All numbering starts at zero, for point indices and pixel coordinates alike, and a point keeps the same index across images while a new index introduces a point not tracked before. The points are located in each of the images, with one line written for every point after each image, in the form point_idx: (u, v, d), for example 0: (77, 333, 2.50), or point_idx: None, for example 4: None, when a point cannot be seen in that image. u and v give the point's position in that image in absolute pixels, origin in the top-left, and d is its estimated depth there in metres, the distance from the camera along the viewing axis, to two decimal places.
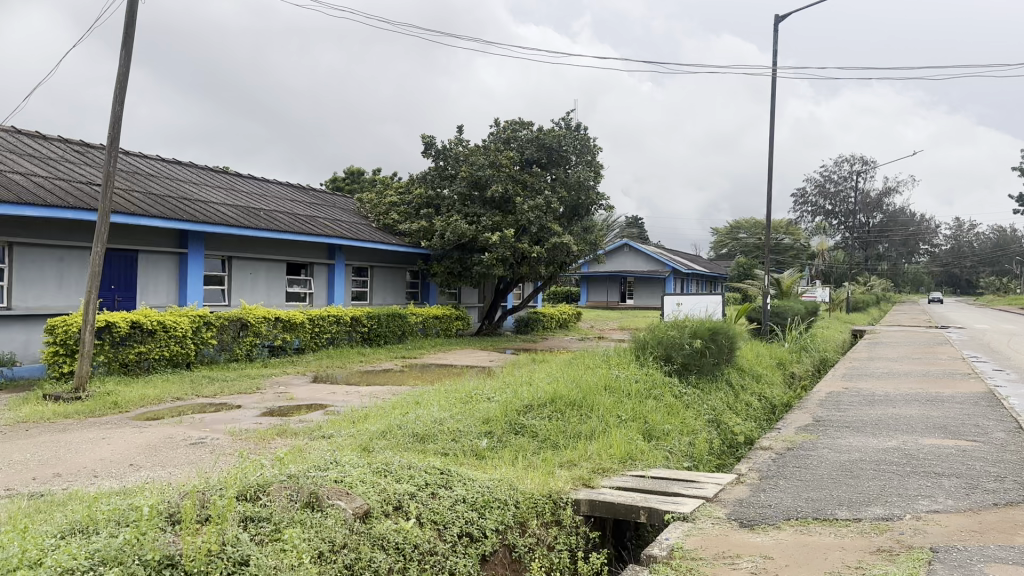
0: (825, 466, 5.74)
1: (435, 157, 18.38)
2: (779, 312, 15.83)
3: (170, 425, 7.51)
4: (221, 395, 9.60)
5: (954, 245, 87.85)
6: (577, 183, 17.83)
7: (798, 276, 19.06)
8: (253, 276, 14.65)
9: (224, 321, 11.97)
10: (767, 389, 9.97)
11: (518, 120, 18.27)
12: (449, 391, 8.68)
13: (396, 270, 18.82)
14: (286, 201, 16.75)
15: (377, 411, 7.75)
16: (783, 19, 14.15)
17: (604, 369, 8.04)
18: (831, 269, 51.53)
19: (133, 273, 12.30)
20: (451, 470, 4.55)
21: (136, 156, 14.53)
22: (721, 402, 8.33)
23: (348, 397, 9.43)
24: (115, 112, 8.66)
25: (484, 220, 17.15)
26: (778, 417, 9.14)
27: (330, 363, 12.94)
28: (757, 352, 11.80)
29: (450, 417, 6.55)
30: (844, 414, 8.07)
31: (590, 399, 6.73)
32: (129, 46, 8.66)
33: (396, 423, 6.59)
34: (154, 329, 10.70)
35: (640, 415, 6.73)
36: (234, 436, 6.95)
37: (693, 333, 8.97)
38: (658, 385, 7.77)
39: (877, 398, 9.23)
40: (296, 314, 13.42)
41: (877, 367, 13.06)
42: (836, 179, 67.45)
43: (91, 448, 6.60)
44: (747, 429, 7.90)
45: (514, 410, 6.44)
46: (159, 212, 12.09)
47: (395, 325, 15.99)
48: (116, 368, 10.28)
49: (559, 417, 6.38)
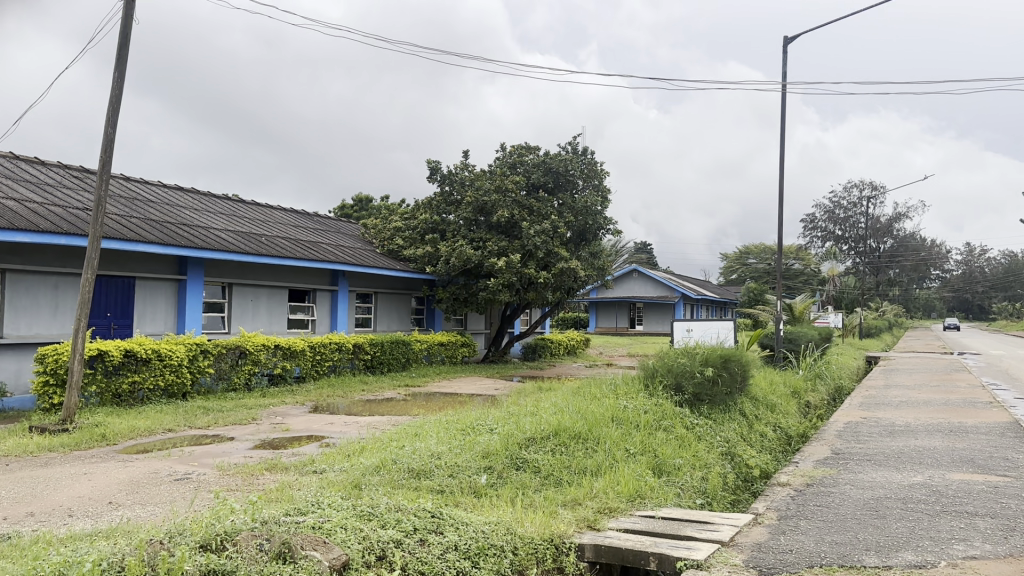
0: (849, 504, 5.35)
1: (441, 182, 18.17)
2: (792, 338, 15.45)
3: (156, 459, 7.19)
4: (215, 427, 9.27)
5: (965, 270, 87.14)
6: (584, 208, 17.58)
7: (811, 302, 18.72)
8: (255, 302, 14.38)
9: (222, 349, 11.69)
10: (782, 419, 9.58)
11: (524, 145, 18.10)
12: (450, 421, 8.34)
13: (400, 296, 18.53)
14: (289, 226, 16.52)
15: (373, 444, 7.41)
16: (792, 40, 13.90)
17: (612, 399, 7.68)
18: (842, 294, 51.02)
19: (130, 301, 12.03)
20: (444, 512, 4.19)
21: (136, 182, 14.36)
22: (735, 433, 7.95)
23: (346, 429, 9.09)
24: (107, 134, 8.44)
25: (489, 245, 16.88)
26: (794, 449, 8.75)
27: (331, 393, 12.60)
28: (770, 380, 11.42)
29: (448, 450, 6.21)
30: (864, 447, 7.67)
31: (597, 431, 6.36)
32: (122, 67, 8.46)
33: (391, 458, 6.25)
34: (148, 358, 10.41)
35: (650, 448, 6.36)
36: (221, 472, 6.64)
37: (704, 360, 8.61)
38: (668, 416, 7.41)
39: (898, 429, 8.82)
40: (296, 341, 13.13)
41: (895, 396, 12.63)
42: (846, 204, 67.10)
43: (70, 484, 6.29)
44: (763, 462, 7.51)
45: (515, 443, 6.09)
46: (156, 238, 11.85)
47: (398, 353, 15.66)
48: (109, 399, 9.98)
49: (564, 451, 6.02)
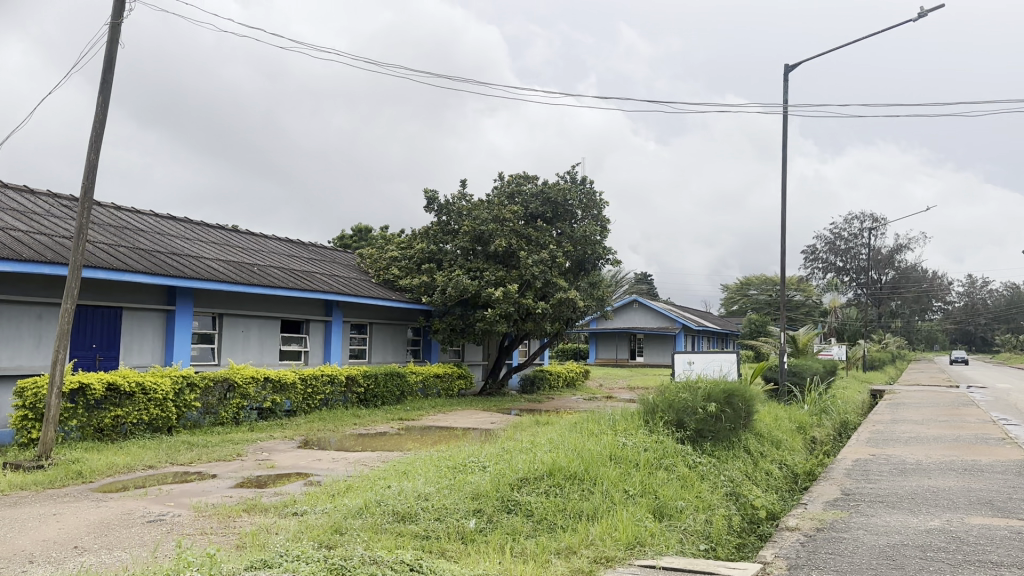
0: (863, 552, 5.00)
1: (438, 212, 17.95)
2: (797, 371, 15.07)
3: (131, 499, 6.82)
4: (198, 463, 8.91)
5: (967, 302, 86.79)
6: (583, 238, 17.35)
7: (814, 334, 18.41)
8: (246, 332, 14.06)
9: (209, 382, 11.36)
10: (788, 457, 9.21)
11: (523, 174, 17.91)
12: (442, 458, 7.99)
13: (396, 327, 18.21)
14: (283, 256, 16.25)
15: (359, 483, 7.05)
16: (792, 68, 13.73)
17: (610, 435, 7.33)
18: (845, 326, 50.63)
19: (117, 331, 11.72)
20: (425, 566, 3.85)
21: (127, 211, 14.11)
22: (739, 472, 7.59)
23: (333, 465, 8.73)
24: (90, 160, 8.19)
25: (487, 275, 16.62)
26: (801, 487, 8.39)
27: (322, 427, 12.22)
28: (775, 415, 11.06)
29: (436, 491, 5.86)
30: (875, 487, 7.31)
31: (594, 471, 6.01)
32: (107, 92, 8.23)
33: (376, 499, 5.90)
34: (132, 391, 10.08)
35: (650, 489, 6.00)
36: (197, 513, 6.28)
37: (707, 395, 8.28)
38: (669, 454, 7.05)
39: (909, 467, 8.45)
40: (287, 374, 12.79)
41: (903, 431, 12.25)
42: (847, 235, 67.01)
43: (36, 526, 5.92)
44: (769, 503, 7.15)
45: (506, 484, 5.74)
46: (145, 267, 11.56)
47: (393, 385, 15.30)
48: (90, 433, 9.62)
49: (558, 493, 5.67)
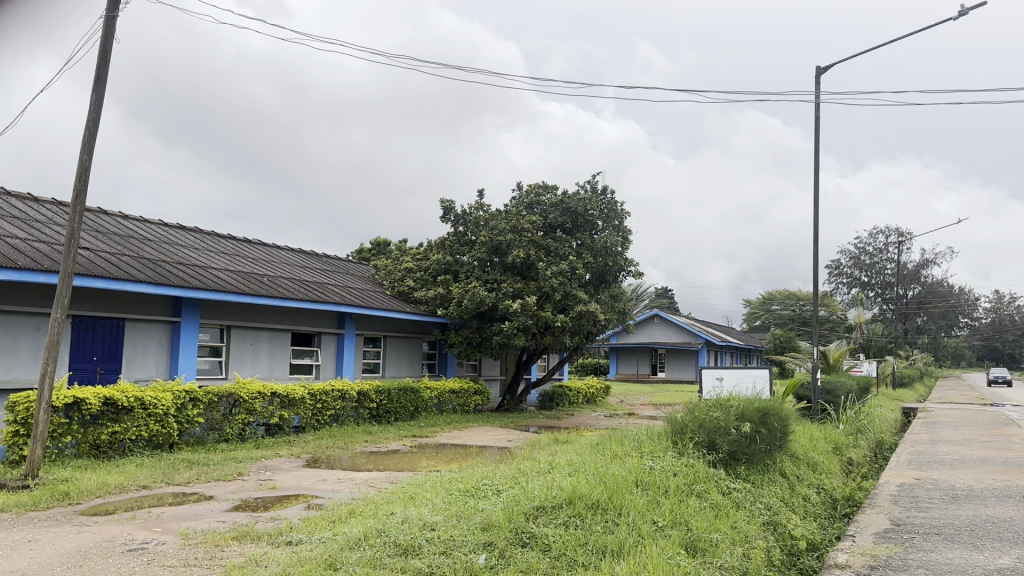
0: None
1: (454, 222, 17.46)
2: (830, 389, 14.38)
3: (116, 524, 6.31)
4: (196, 483, 8.40)
5: (995, 317, 85.09)
6: (604, 249, 16.77)
7: (845, 349, 17.70)
8: (254, 346, 13.60)
9: (213, 397, 10.88)
10: (826, 481, 8.56)
11: (541, 184, 17.39)
12: (454, 480, 7.41)
13: (411, 341, 17.70)
14: (294, 267, 15.78)
15: (364, 507, 6.49)
16: (824, 70, 13.12)
17: (635, 458, 6.74)
18: (871, 342, 49.52)
19: (120, 344, 11.30)
20: None
21: (135, 220, 13.72)
22: (776, 499, 6.96)
23: (339, 487, 8.18)
24: (83, 162, 7.75)
25: (504, 287, 16.09)
26: (842, 514, 7.74)
27: (331, 444, 11.70)
28: (809, 435, 10.40)
29: (444, 521, 5.29)
30: (927, 517, 6.66)
31: (619, 499, 5.41)
32: (101, 90, 7.79)
33: (377, 527, 5.34)
34: (131, 406, 9.61)
35: (682, 520, 5.40)
36: (183, 541, 5.74)
37: (740, 414, 7.64)
38: (701, 479, 6.44)
39: (962, 494, 7.77)
40: (295, 389, 12.29)
41: (945, 453, 11.54)
42: (871, 250, 65.90)
43: (7, 555, 5.40)
44: (810, 533, 6.52)
45: (521, 514, 5.15)
46: (148, 277, 11.12)
47: (406, 401, 14.76)
48: (86, 450, 9.16)
49: (579, 525, 5.07)
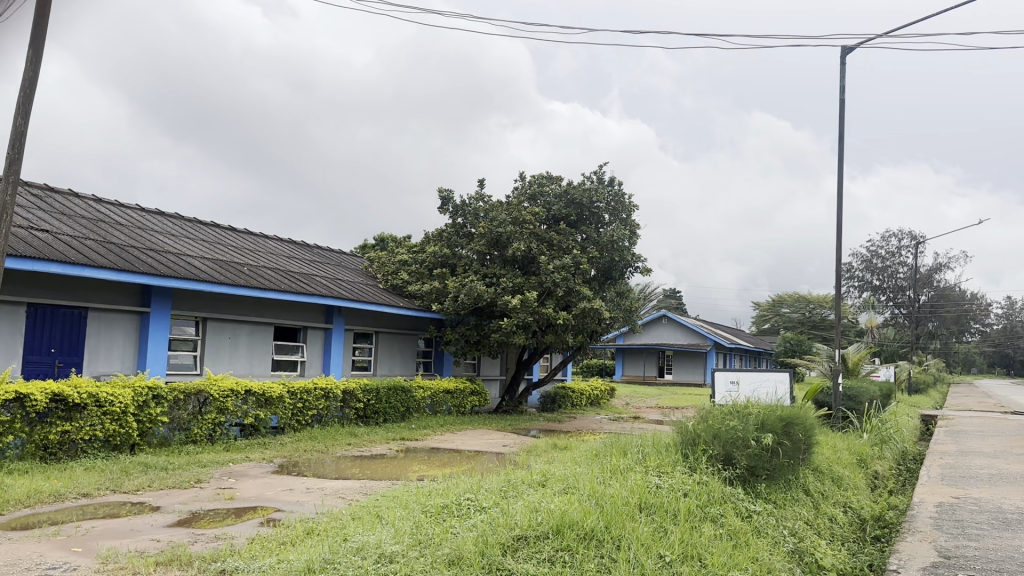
0: None
1: (452, 214, 16.55)
2: (853, 394, 13.41)
3: (32, 542, 5.42)
4: (146, 491, 7.49)
5: (1006, 322, 83.41)
6: (609, 243, 15.82)
7: (866, 352, 16.67)
8: (234, 339, 12.72)
9: (180, 395, 10.00)
10: (854, 499, 7.59)
11: (545, 174, 16.43)
12: (432, 493, 6.46)
13: (405, 338, 16.80)
14: (280, 258, 14.85)
15: (323, 526, 5.59)
16: (850, 50, 12.15)
17: (639, 474, 5.81)
18: (883, 347, 48.32)
19: (81, 335, 10.43)
20: None
21: (108, 204, 12.86)
22: (801, 521, 6.03)
23: (304, 498, 7.26)
24: (17, 126, 6.87)
25: (503, 281, 15.16)
26: (873, 537, 6.78)
27: (309, 447, 10.79)
28: (833, 446, 9.46)
29: (407, 550, 4.37)
30: (981, 548, 5.70)
31: (618, 530, 4.48)
32: (39, 44, 6.89)
33: (325, 556, 4.41)
34: (84, 403, 8.73)
35: (694, 553, 4.47)
36: (97, 567, 4.80)
37: (761, 424, 6.71)
38: (716, 501, 5.51)
39: (1015, 518, 6.82)
40: (274, 387, 11.40)
41: (981, 466, 10.54)
42: (883, 253, 64.58)
43: None
44: (844, 565, 5.56)
45: (496, 545, 4.22)
46: (110, 263, 10.20)
47: (396, 401, 13.85)
48: (33, 451, 8.29)
49: (568, 561, 4.14)
